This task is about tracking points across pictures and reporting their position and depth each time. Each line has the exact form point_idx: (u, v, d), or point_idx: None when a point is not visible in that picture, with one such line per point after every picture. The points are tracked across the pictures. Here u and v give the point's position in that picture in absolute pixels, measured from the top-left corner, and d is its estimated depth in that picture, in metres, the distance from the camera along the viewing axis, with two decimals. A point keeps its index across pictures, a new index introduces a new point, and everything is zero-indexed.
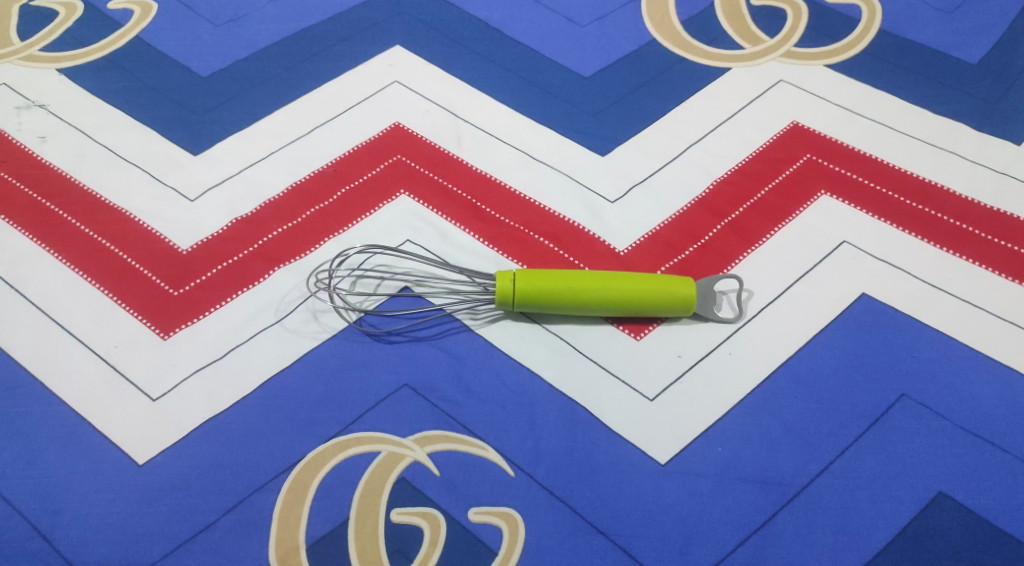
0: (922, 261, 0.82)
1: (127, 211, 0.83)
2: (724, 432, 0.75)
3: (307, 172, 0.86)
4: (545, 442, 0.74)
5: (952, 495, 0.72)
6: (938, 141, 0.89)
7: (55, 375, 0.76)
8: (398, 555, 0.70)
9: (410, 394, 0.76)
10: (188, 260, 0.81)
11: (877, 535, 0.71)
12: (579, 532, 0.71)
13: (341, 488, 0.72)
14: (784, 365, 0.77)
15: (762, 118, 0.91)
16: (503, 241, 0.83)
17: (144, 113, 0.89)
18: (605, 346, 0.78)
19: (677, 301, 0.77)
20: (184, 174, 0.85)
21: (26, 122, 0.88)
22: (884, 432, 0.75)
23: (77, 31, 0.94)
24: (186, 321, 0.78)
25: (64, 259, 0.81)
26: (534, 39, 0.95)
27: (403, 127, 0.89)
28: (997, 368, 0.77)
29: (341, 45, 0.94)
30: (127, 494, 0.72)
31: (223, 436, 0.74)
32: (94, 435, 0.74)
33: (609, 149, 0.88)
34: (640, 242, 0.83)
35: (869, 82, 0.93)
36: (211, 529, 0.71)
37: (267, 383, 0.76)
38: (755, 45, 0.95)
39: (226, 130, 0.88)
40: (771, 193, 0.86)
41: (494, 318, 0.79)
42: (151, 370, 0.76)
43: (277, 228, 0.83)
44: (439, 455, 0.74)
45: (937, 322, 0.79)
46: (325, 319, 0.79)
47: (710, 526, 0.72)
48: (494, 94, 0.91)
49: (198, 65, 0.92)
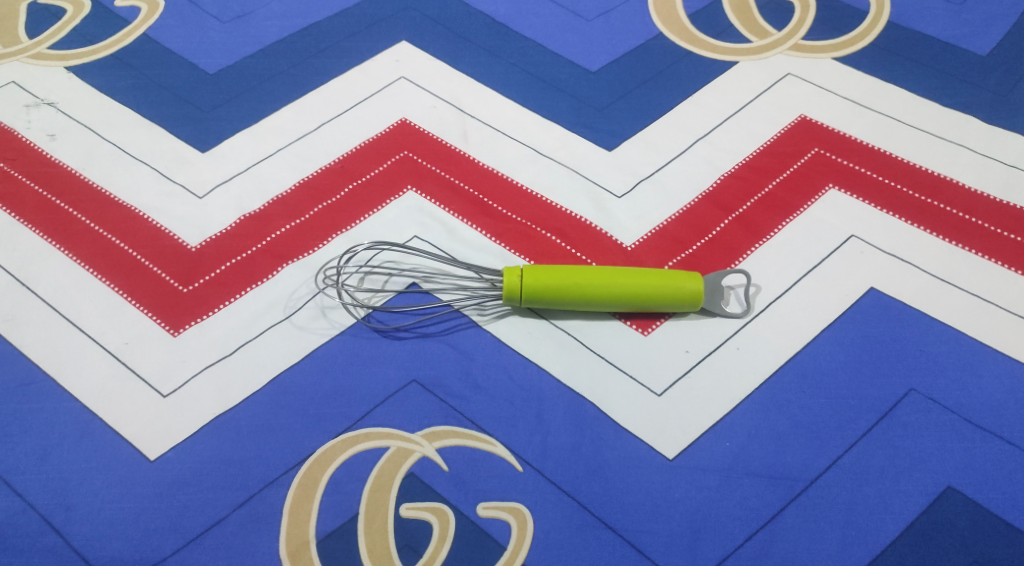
0: (930, 254, 0.82)
1: (136, 208, 0.84)
2: (732, 426, 0.75)
3: (315, 168, 0.86)
4: (553, 437, 0.75)
5: (960, 489, 0.73)
6: (947, 134, 0.88)
7: (66, 371, 0.76)
8: (408, 550, 0.71)
9: (419, 389, 0.76)
10: (197, 256, 0.81)
11: (885, 530, 0.71)
12: (587, 526, 0.72)
13: (351, 483, 0.73)
14: (791, 360, 0.77)
15: (769, 112, 0.90)
16: (511, 236, 0.83)
17: (152, 111, 0.89)
18: (612, 341, 0.78)
19: (684, 296, 0.77)
20: (193, 171, 0.86)
21: (35, 120, 0.89)
22: (891, 426, 0.75)
23: (85, 28, 0.94)
24: (196, 318, 0.78)
25: (74, 256, 0.81)
26: (541, 34, 0.95)
27: (409, 123, 0.89)
28: (1005, 362, 0.77)
29: (348, 41, 0.94)
30: (139, 490, 0.72)
31: (233, 432, 0.74)
32: (106, 431, 0.74)
33: (616, 143, 0.88)
34: (648, 238, 0.83)
35: (877, 74, 0.92)
36: (222, 524, 0.71)
37: (276, 380, 0.76)
38: (762, 38, 0.95)
39: (233, 127, 0.88)
40: (779, 187, 0.86)
41: (502, 313, 0.80)
42: (161, 367, 0.76)
43: (286, 225, 0.83)
44: (448, 451, 0.74)
45: (946, 316, 0.79)
46: (333, 315, 0.79)
47: (718, 521, 0.72)
48: (501, 89, 0.91)
49: (205, 62, 0.92)
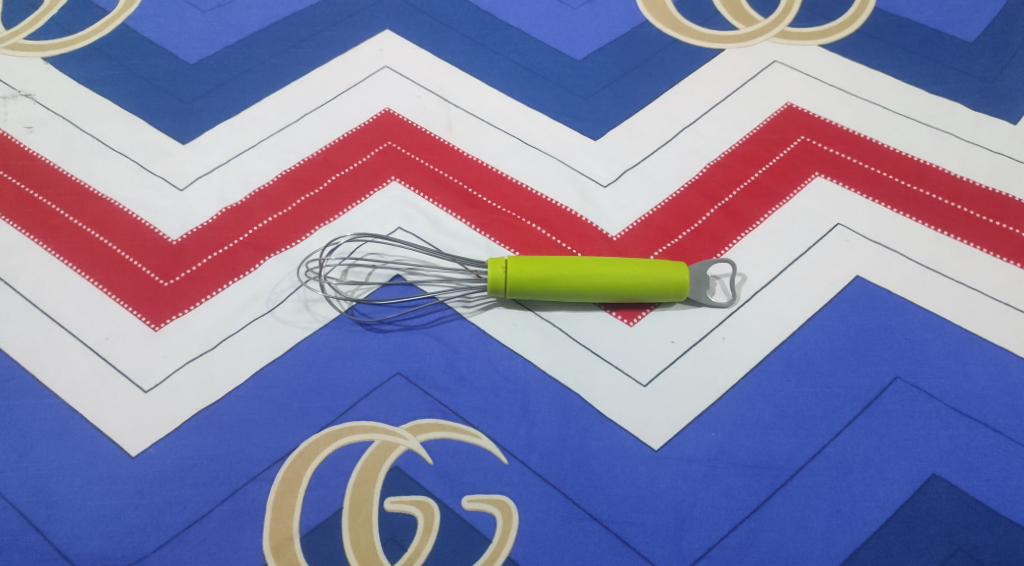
0: (917, 242, 0.82)
1: (117, 202, 0.83)
2: (717, 417, 0.75)
3: (298, 160, 0.86)
4: (538, 429, 0.74)
5: (945, 477, 0.73)
6: (934, 121, 0.88)
7: (46, 367, 0.76)
8: (392, 544, 0.71)
9: (403, 382, 0.76)
10: (178, 250, 0.80)
11: (870, 519, 0.71)
12: (572, 518, 0.71)
13: (334, 477, 0.73)
14: (777, 349, 0.77)
15: (754, 100, 0.90)
16: (496, 227, 0.83)
17: (132, 102, 0.88)
18: (597, 332, 0.78)
19: (670, 286, 0.77)
20: (173, 163, 0.85)
21: (12, 112, 0.88)
22: (877, 415, 0.75)
23: (63, 18, 0.93)
24: (177, 312, 0.78)
25: (53, 251, 0.81)
26: (525, 22, 0.94)
27: (393, 114, 0.89)
28: (991, 350, 0.77)
29: (331, 30, 0.93)
30: (120, 486, 0.72)
31: (215, 427, 0.74)
32: (87, 427, 0.74)
33: (602, 133, 0.87)
34: (634, 228, 0.83)
35: (864, 61, 0.92)
36: (205, 520, 0.71)
37: (259, 374, 0.76)
38: (749, 25, 0.94)
39: (214, 118, 0.87)
40: (765, 175, 0.85)
41: (487, 305, 0.79)
42: (142, 362, 0.76)
43: (268, 217, 0.82)
44: (432, 444, 0.74)
45: (932, 304, 0.79)
46: (316, 308, 0.78)
47: (704, 511, 0.72)
48: (485, 78, 0.91)
49: (186, 52, 0.91)
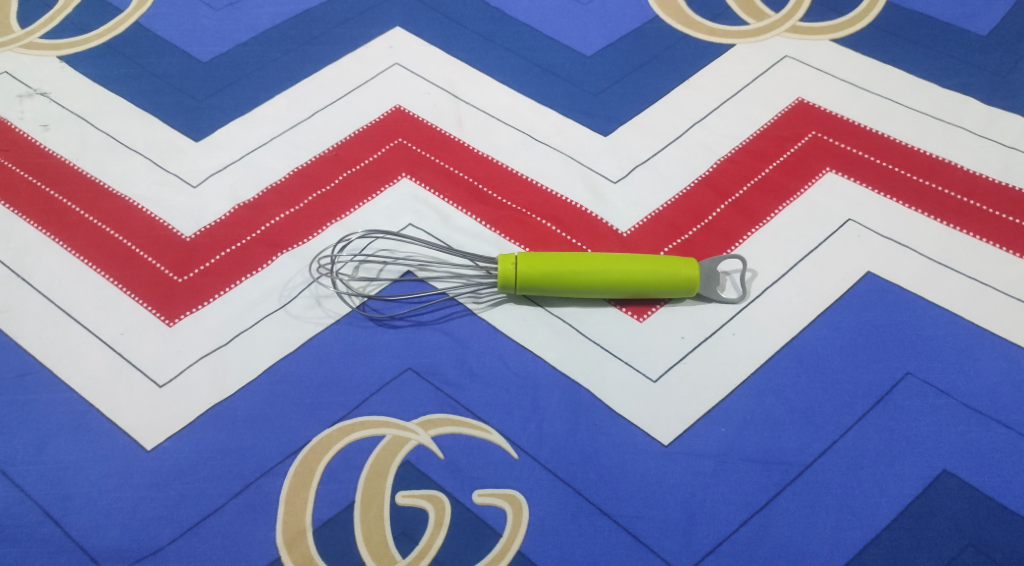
0: (928, 237, 0.82)
1: (131, 199, 0.84)
2: (727, 412, 0.75)
3: (309, 157, 0.86)
4: (549, 424, 0.75)
5: (955, 473, 0.73)
6: (946, 116, 0.88)
7: (62, 362, 0.77)
8: (404, 538, 0.71)
9: (414, 377, 0.76)
10: (192, 246, 0.81)
11: (880, 514, 0.71)
12: (582, 513, 0.72)
13: (346, 471, 0.73)
14: (787, 345, 0.77)
15: (765, 96, 0.90)
16: (506, 224, 0.83)
17: (146, 100, 0.89)
18: (607, 328, 0.78)
19: (680, 282, 0.77)
20: (187, 160, 0.85)
21: (28, 111, 0.89)
22: (888, 410, 0.75)
23: (77, 17, 0.94)
24: (191, 308, 0.78)
25: (69, 247, 0.82)
26: (536, 18, 0.95)
27: (404, 110, 0.89)
28: (1002, 346, 0.77)
29: (342, 27, 0.94)
30: (136, 480, 0.73)
31: (229, 421, 0.74)
32: (102, 421, 0.74)
33: (612, 129, 0.87)
34: (644, 224, 0.83)
35: (875, 56, 0.92)
36: (219, 513, 0.72)
37: (271, 369, 0.76)
38: (760, 20, 0.94)
39: (226, 116, 0.88)
40: (776, 171, 0.86)
41: (497, 301, 0.80)
42: (156, 357, 0.76)
43: (280, 213, 0.83)
44: (443, 438, 0.74)
45: (943, 299, 0.79)
46: (328, 304, 0.79)
47: (714, 506, 0.72)
48: (495, 75, 0.91)
49: (199, 50, 0.92)
